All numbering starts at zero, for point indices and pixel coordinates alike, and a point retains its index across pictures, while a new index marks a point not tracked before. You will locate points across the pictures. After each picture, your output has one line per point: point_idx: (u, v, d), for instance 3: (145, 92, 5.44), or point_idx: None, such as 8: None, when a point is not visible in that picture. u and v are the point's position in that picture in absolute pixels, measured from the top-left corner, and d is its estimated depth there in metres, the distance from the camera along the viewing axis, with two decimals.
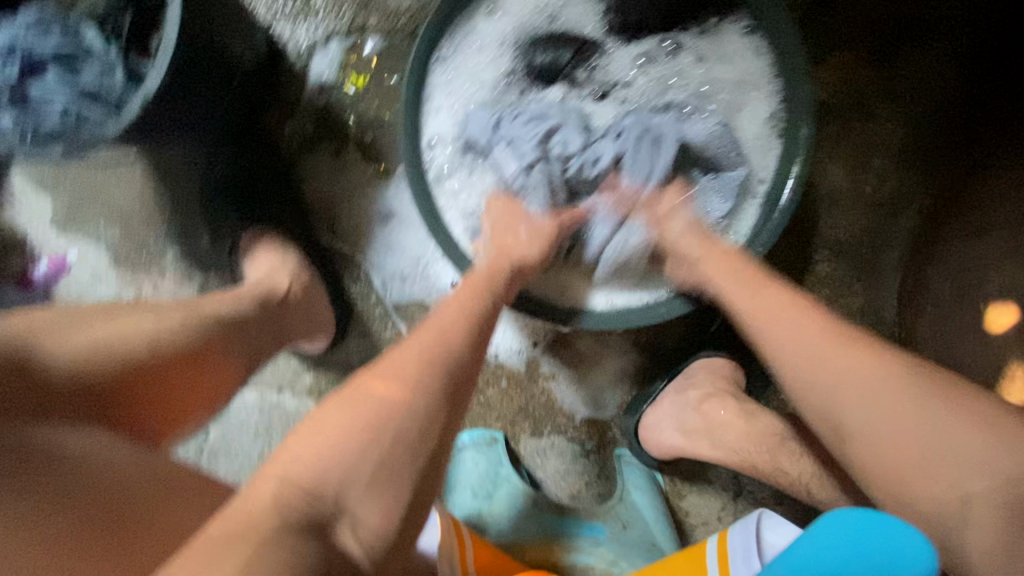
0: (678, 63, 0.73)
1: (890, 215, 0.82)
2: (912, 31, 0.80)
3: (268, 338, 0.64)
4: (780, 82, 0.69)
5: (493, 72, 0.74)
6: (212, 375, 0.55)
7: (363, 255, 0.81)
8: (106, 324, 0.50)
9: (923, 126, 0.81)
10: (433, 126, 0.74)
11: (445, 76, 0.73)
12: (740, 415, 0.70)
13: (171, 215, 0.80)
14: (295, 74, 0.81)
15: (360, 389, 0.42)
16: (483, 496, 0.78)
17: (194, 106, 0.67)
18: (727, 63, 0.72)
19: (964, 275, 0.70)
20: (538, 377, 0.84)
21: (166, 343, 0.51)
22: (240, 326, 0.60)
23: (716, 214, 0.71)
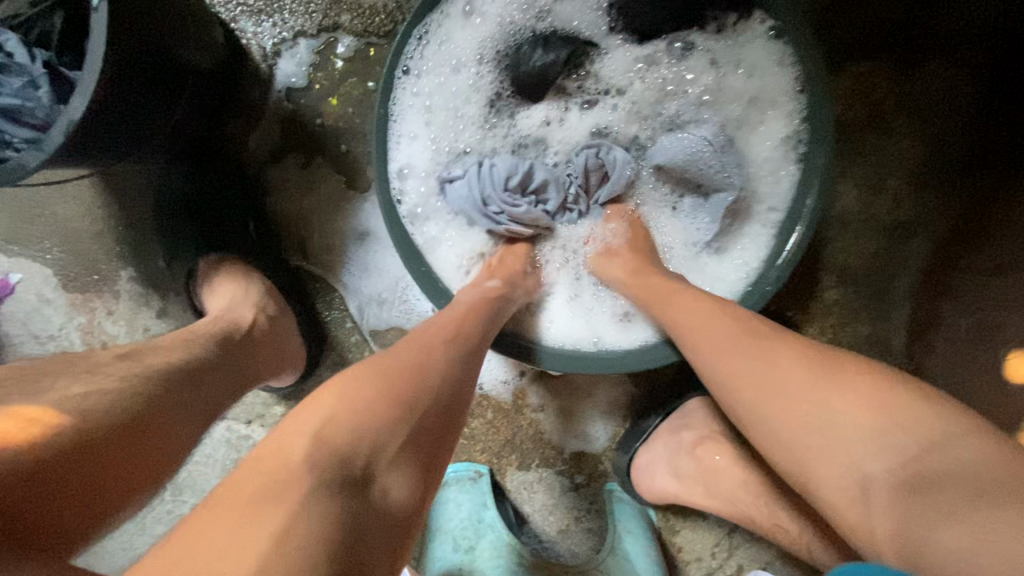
0: (688, 67, 0.66)
1: (902, 239, 0.78)
2: (934, 40, 0.73)
3: (232, 384, 0.58)
4: (804, 99, 0.61)
5: (477, 83, 0.66)
6: (163, 441, 0.47)
7: (338, 279, 0.75)
8: (29, 399, 0.43)
9: (943, 142, 0.75)
10: (403, 151, 0.65)
11: (417, 90, 0.64)
12: (739, 459, 0.66)
13: (123, 235, 0.72)
14: (257, 77, 0.73)
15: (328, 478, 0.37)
16: (464, 549, 0.73)
17: (140, 125, 0.59)
18: (742, 74, 0.64)
19: (983, 318, 0.66)
20: (524, 408, 0.79)
21: (105, 411, 0.44)
22: (198, 376, 0.54)
23: (704, 238, 0.67)
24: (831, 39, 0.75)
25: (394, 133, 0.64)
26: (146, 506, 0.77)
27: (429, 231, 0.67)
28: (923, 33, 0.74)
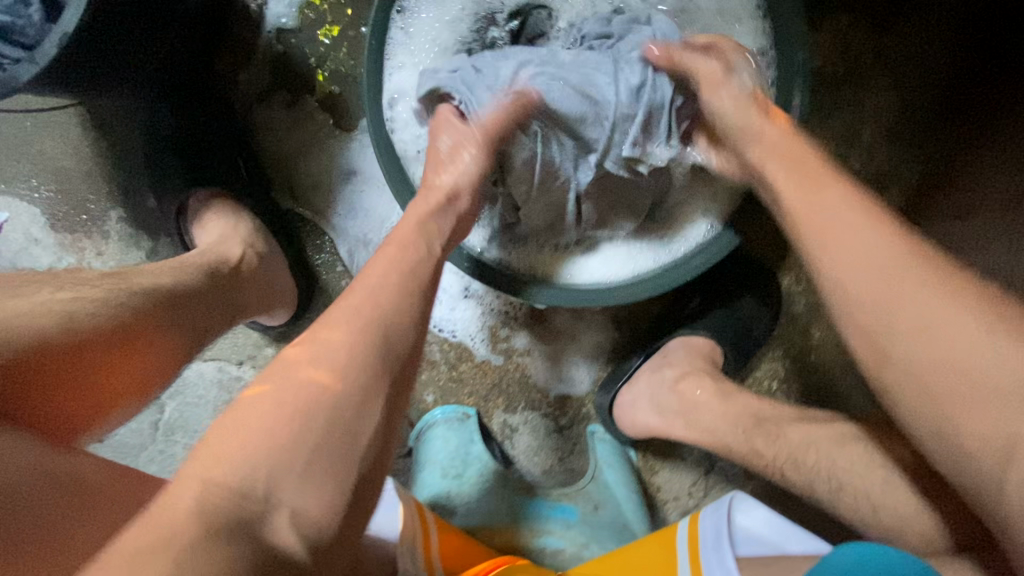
0: (648, 3, 0.66)
1: (881, 191, 0.79)
2: None
3: (217, 316, 0.58)
4: (768, 27, 0.64)
5: (454, 18, 0.67)
6: (144, 361, 0.49)
7: (326, 221, 0.76)
8: (18, 300, 0.45)
9: (919, 94, 0.76)
10: (398, 86, 0.68)
11: (409, 26, 0.66)
12: (715, 393, 0.68)
13: (112, 173, 0.72)
14: (248, 17, 0.72)
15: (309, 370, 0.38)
16: (451, 476, 0.77)
17: (128, 57, 0.59)
18: (708, 0, 0.66)
19: (949, 253, 0.73)
20: (513, 353, 0.81)
21: (86, 320, 0.46)
22: (180, 302, 0.54)
23: None
24: None
25: (388, 67, 0.66)
26: (135, 446, 0.79)
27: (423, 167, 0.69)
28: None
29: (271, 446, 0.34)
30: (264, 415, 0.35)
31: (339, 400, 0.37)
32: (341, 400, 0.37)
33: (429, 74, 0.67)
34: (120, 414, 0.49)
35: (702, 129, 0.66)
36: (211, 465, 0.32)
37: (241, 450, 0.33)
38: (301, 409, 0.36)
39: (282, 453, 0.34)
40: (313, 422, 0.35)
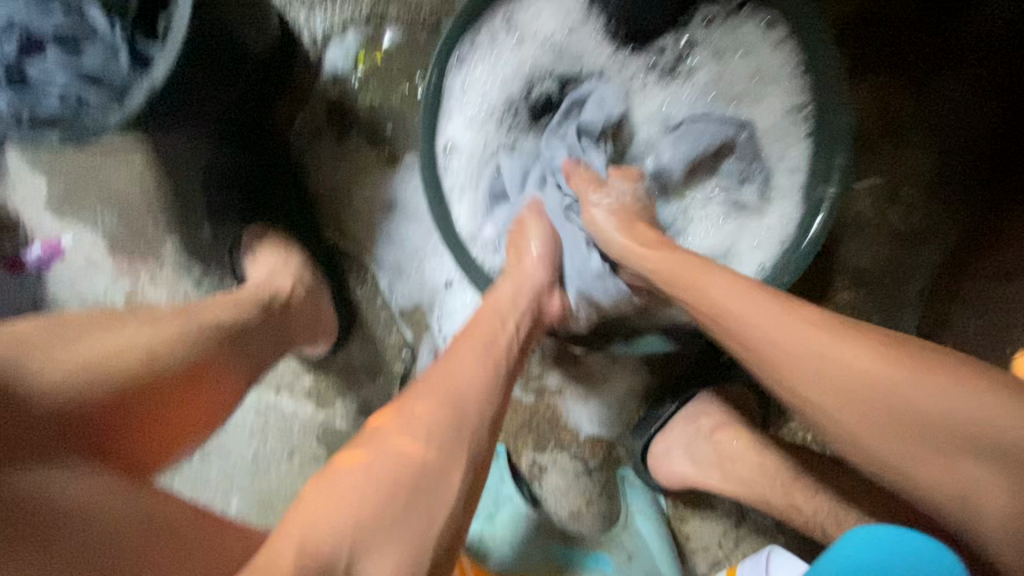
0: (692, 63, 0.69)
1: (917, 247, 0.79)
2: (949, 54, 0.77)
3: (270, 346, 0.60)
4: (807, 80, 0.64)
5: (501, 73, 0.69)
6: (211, 388, 0.51)
7: (368, 254, 0.78)
8: (101, 337, 0.46)
9: (959, 155, 0.77)
10: (448, 129, 0.69)
11: (463, 76, 0.68)
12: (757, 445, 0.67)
13: (170, 204, 0.76)
14: (309, 63, 0.76)
15: (396, 426, 0.41)
16: (484, 517, 0.77)
17: (197, 101, 0.62)
18: (743, 58, 0.68)
19: (988, 316, 0.67)
20: (545, 393, 0.81)
21: (164, 356, 0.48)
22: (244, 333, 0.56)
23: (753, 184, 0.67)
24: (852, 52, 0.78)
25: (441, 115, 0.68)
26: (173, 469, 0.81)
27: (465, 212, 0.71)
28: (911, 49, 0.77)
29: (365, 512, 0.36)
30: (351, 474, 0.38)
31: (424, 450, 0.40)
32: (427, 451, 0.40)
33: (478, 125, 0.70)
34: (188, 444, 0.50)
35: (731, 168, 0.68)
36: (320, 525, 0.35)
37: (343, 499, 0.36)
38: (400, 469, 0.39)
39: (376, 517, 0.36)
40: (390, 479, 0.38)
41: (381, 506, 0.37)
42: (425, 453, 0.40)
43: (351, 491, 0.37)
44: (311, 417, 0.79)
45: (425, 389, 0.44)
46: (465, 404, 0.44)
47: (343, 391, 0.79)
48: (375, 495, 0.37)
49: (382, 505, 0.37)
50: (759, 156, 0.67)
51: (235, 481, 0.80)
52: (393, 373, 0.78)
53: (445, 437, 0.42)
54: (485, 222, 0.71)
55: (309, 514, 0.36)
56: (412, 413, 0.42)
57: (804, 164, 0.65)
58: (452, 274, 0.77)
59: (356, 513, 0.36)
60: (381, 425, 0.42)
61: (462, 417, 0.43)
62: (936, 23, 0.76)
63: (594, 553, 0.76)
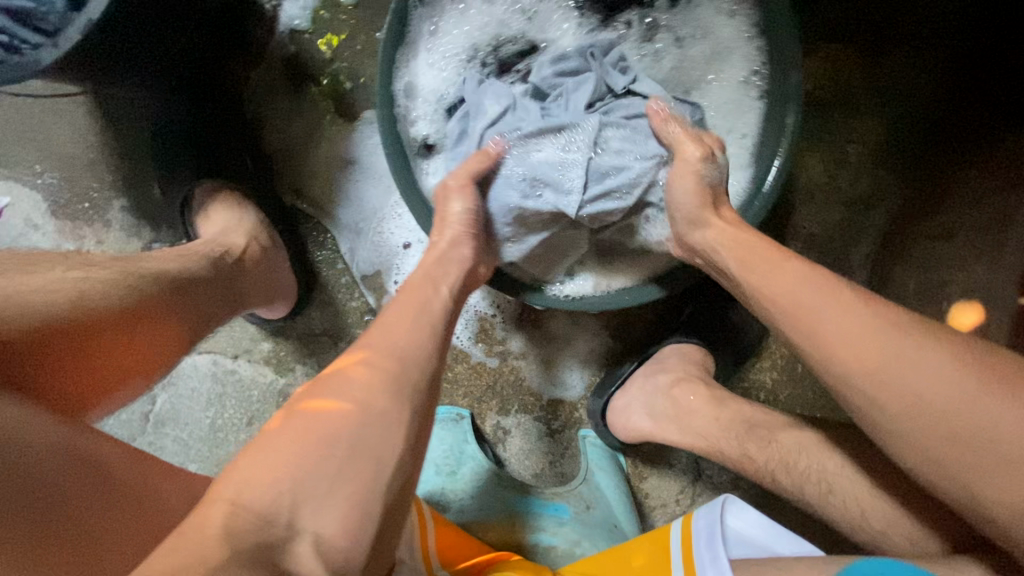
0: (652, 36, 0.68)
1: (863, 213, 0.83)
2: (897, 27, 0.79)
3: (219, 301, 0.59)
4: (762, 46, 0.65)
5: (467, 25, 0.68)
6: (147, 339, 0.49)
7: (327, 215, 0.76)
8: (34, 278, 0.45)
9: (903, 124, 0.81)
10: (410, 69, 0.67)
11: (428, 22, 0.67)
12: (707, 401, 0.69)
13: (116, 162, 0.73)
14: (262, 19, 0.73)
15: (336, 380, 0.38)
16: (446, 474, 0.77)
17: (137, 51, 0.59)
18: (705, 34, 0.67)
19: (932, 274, 0.71)
20: (509, 356, 0.82)
21: (96, 298, 0.46)
22: (188, 285, 0.55)
23: None
24: (806, 23, 0.81)
25: (404, 54, 0.66)
26: (126, 438, 0.78)
27: (429, 163, 0.70)
28: (865, 18, 0.79)
29: (298, 478, 0.34)
30: (288, 435, 0.35)
31: (360, 412, 0.37)
32: (363, 411, 0.37)
33: (444, 73, 0.68)
34: (120, 396, 0.48)
35: (668, 139, 0.68)
36: (242, 500, 0.33)
37: (277, 463, 0.34)
38: (338, 442, 0.35)
39: (313, 485, 0.34)
40: (329, 442, 0.35)
41: (312, 474, 0.34)
42: (366, 419, 0.37)
43: (288, 454, 0.34)
44: (270, 384, 0.78)
45: (374, 346, 0.41)
46: (408, 365, 0.41)
47: (303, 356, 0.78)
48: (314, 458, 0.34)
49: (320, 470, 0.34)
50: (706, 135, 0.68)
51: (191, 449, 0.78)
52: (355, 338, 0.78)
53: (389, 395, 0.38)
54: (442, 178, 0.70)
55: (248, 469, 0.34)
56: (352, 369, 0.39)
57: (757, 129, 0.66)
58: (411, 236, 0.76)
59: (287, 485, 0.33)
60: (325, 377, 0.39)
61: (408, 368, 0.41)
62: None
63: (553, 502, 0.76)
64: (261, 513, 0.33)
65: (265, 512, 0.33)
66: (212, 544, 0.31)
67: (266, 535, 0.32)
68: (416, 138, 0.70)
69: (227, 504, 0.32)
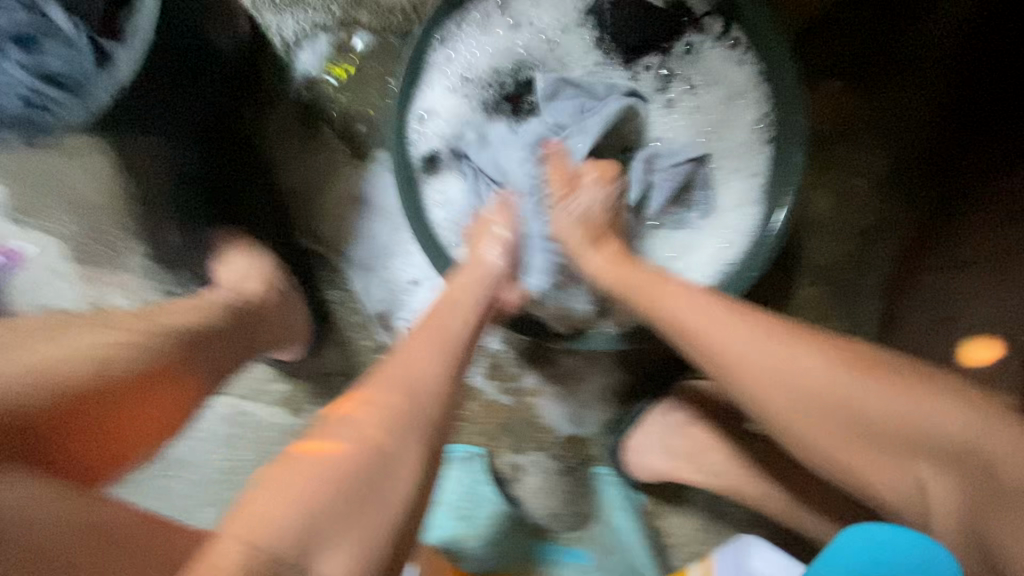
0: (666, 81, 0.68)
1: (872, 244, 0.83)
2: (900, 67, 0.81)
3: (237, 352, 0.59)
4: (770, 92, 0.64)
5: (483, 58, 0.66)
6: (167, 395, 0.50)
7: (341, 255, 0.77)
8: (52, 344, 0.45)
9: (910, 158, 0.81)
10: (426, 96, 0.66)
11: (446, 53, 0.65)
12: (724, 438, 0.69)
13: (133, 209, 0.74)
14: (279, 68, 0.76)
15: (344, 423, 0.42)
16: (461, 518, 0.77)
17: (159, 101, 0.61)
18: (716, 84, 0.67)
19: (939, 306, 0.72)
20: (522, 393, 0.82)
21: (119, 363, 0.46)
22: (210, 338, 0.55)
23: (697, 207, 0.68)
24: (815, 55, 0.82)
25: (420, 84, 0.65)
26: (142, 482, 0.78)
27: (433, 194, 0.68)
28: (865, 56, 0.82)
29: (315, 522, 0.36)
30: (302, 481, 0.37)
31: (370, 452, 0.40)
32: (371, 453, 0.40)
33: (459, 106, 0.66)
34: (143, 450, 0.49)
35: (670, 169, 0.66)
36: (257, 537, 0.35)
37: (295, 499, 0.37)
38: (345, 483, 0.38)
39: (327, 518, 0.37)
40: (340, 485, 0.38)
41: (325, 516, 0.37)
42: (374, 461, 0.40)
43: (301, 497, 0.37)
44: (285, 426, 0.78)
45: (383, 383, 0.45)
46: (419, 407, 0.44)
47: (317, 396, 0.78)
48: (331, 501, 0.37)
49: (338, 509, 0.37)
50: (711, 180, 0.68)
51: (205, 495, 0.77)
52: (369, 378, 0.78)
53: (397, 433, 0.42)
54: (446, 209, 0.68)
55: (266, 504, 0.36)
56: (364, 413, 0.42)
57: (765, 173, 0.66)
58: (419, 273, 0.77)
59: (297, 522, 0.36)
60: (336, 421, 0.42)
61: (419, 398, 0.45)
62: (890, 26, 0.81)
63: (571, 549, 0.77)
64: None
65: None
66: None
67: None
68: (421, 163, 0.68)
69: (246, 549, 0.34)
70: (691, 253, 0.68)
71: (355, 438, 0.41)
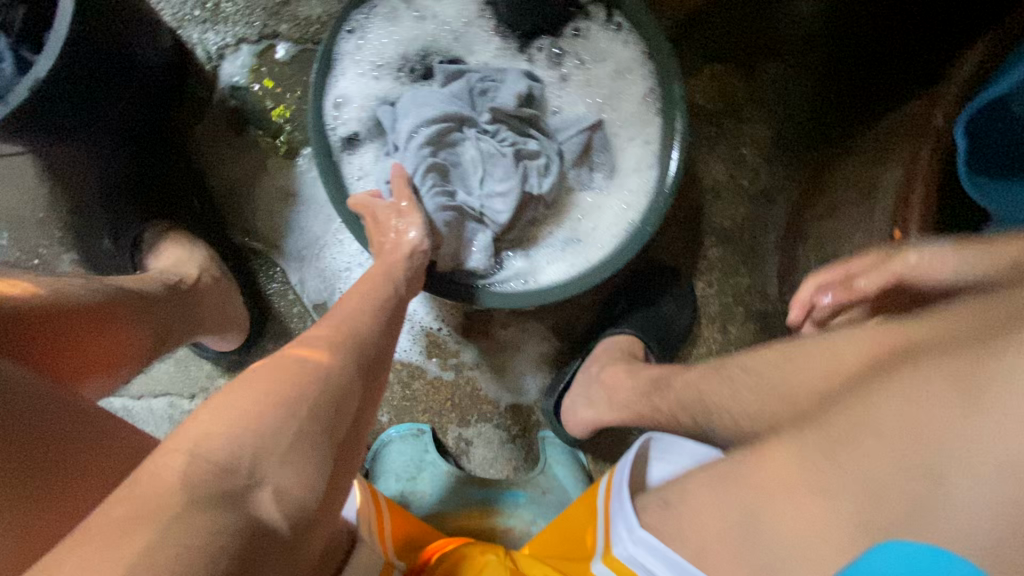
0: (561, 61, 0.76)
1: (766, 204, 0.93)
2: (773, 46, 0.91)
3: (178, 321, 0.60)
4: (652, 66, 0.73)
5: (391, 48, 0.72)
6: (114, 338, 0.51)
7: (277, 249, 0.81)
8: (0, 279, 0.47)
9: (786, 124, 0.92)
10: (340, 84, 0.71)
11: (357, 45, 0.71)
12: (626, 374, 0.70)
13: (63, 217, 0.76)
14: (204, 78, 0.80)
15: (288, 361, 0.44)
16: (406, 479, 0.77)
17: (77, 105, 0.61)
18: (604, 62, 0.75)
19: (824, 247, 0.80)
20: (463, 368, 0.86)
21: (70, 298, 0.48)
22: (150, 301, 0.56)
23: (601, 170, 0.75)
24: (698, 40, 0.92)
25: (333, 72, 0.70)
26: None
27: (355, 176, 0.73)
28: (738, 42, 0.90)
29: (259, 439, 0.37)
30: (245, 406, 0.39)
31: (315, 384, 0.43)
32: (316, 385, 0.43)
33: (372, 93, 0.72)
34: None
35: (567, 138, 0.73)
36: (199, 456, 0.35)
37: (241, 420, 0.38)
38: (290, 407, 0.40)
39: (271, 437, 0.38)
40: (283, 411, 0.40)
41: (269, 432, 0.38)
42: (314, 390, 0.42)
43: (250, 416, 0.38)
44: None
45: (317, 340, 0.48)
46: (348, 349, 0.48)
47: None
48: (271, 422, 0.38)
49: (281, 431, 0.39)
50: (610, 146, 0.75)
51: None
52: None
53: (335, 369, 0.45)
54: (368, 189, 0.73)
55: (206, 429, 0.37)
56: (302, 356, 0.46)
57: (657, 136, 0.74)
58: (352, 259, 0.81)
59: (240, 439, 0.37)
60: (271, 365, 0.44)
61: (349, 336, 0.51)
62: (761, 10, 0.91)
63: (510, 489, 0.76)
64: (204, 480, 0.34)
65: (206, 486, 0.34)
66: (168, 493, 0.32)
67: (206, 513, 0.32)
68: (340, 146, 0.73)
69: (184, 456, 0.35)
70: (599, 214, 0.75)
71: (296, 374, 0.43)
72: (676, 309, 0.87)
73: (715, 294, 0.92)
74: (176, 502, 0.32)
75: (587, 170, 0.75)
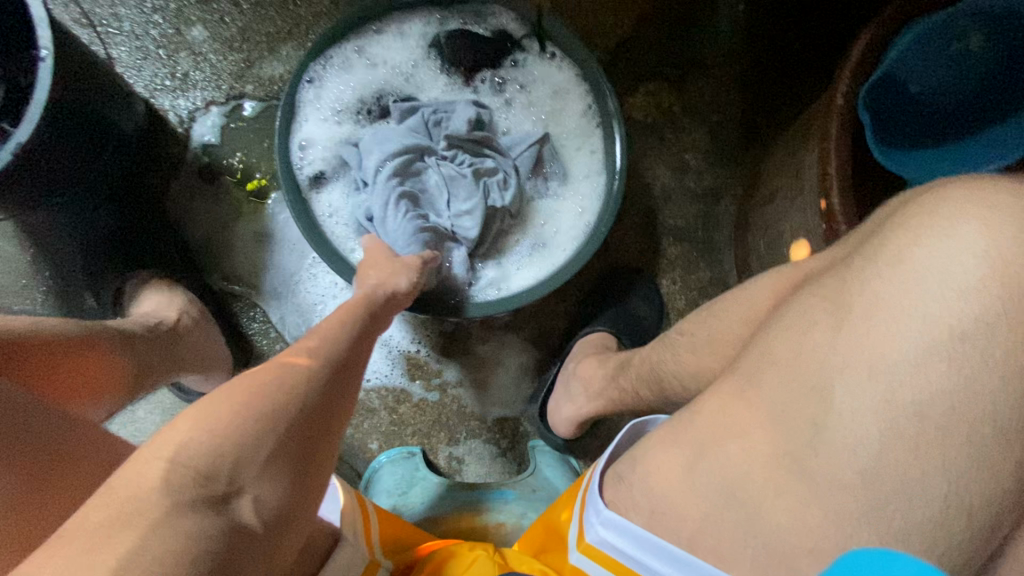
0: (504, 89, 0.83)
1: (714, 201, 0.99)
2: (699, 59, 1.00)
3: (160, 355, 0.65)
4: (587, 84, 0.81)
5: (347, 95, 0.79)
6: (95, 360, 0.57)
7: (257, 290, 0.84)
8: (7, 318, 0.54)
9: (721, 127, 1.00)
10: (304, 129, 0.78)
11: (316, 95, 0.78)
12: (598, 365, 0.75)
13: (46, 278, 0.79)
14: (176, 138, 0.85)
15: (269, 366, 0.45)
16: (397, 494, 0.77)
17: (56, 165, 0.66)
18: (543, 85, 0.83)
19: (770, 230, 0.86)
20: (447, 387, 0.88)
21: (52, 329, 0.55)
22: (133, 337, 0.62)
23: (555, 180, 0.81)
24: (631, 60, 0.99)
25: (296, 120, 0.77)
26: None
27: (325, 210, 0.78)
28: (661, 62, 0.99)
29: (238, 442, 0.38)
30: (220, 412, 0.39)
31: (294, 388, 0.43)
32: (295, 388, 0.43)
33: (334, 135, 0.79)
34: None
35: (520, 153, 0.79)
36: (175, 458, 0.36)
37: (217, 423, 0.38)
38: (268, 412, 0.40)
39: (247, 440, 0.38)
40: (263, 414, 0.40)
41: (243, 439, 0.38)
42: (295, 392, 0.43)
43: (226, 419, 0.39)
44: None
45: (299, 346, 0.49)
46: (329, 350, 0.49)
47: None
48: (249, 425, 0.39)
49: (260, 434, 0.39)
50: (559, 159, 0.82)
51: None
52: None
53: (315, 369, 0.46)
54: (341, 222, 0.78)
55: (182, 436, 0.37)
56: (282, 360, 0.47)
57: (601, 146, 0.81)
58: (329, 290, 0.84)
59: (216, 444, 0.37)
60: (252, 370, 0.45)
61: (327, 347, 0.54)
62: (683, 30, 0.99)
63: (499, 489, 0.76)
64: (201, 468, 0.36)
65: (201, 471, 0.36)
66: (145, 494, 0.34)
67: (207, 491, 0.36)
68: (308, 184, 0.78)
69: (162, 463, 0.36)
70: (558, 221, 0.81)
71: (273, 376, 0.44)
72: (644, 307, 0.91)
73: (680, 289, 0.97)
74: (159, 496, 0.34)
75: (542, 182, 0.81)
